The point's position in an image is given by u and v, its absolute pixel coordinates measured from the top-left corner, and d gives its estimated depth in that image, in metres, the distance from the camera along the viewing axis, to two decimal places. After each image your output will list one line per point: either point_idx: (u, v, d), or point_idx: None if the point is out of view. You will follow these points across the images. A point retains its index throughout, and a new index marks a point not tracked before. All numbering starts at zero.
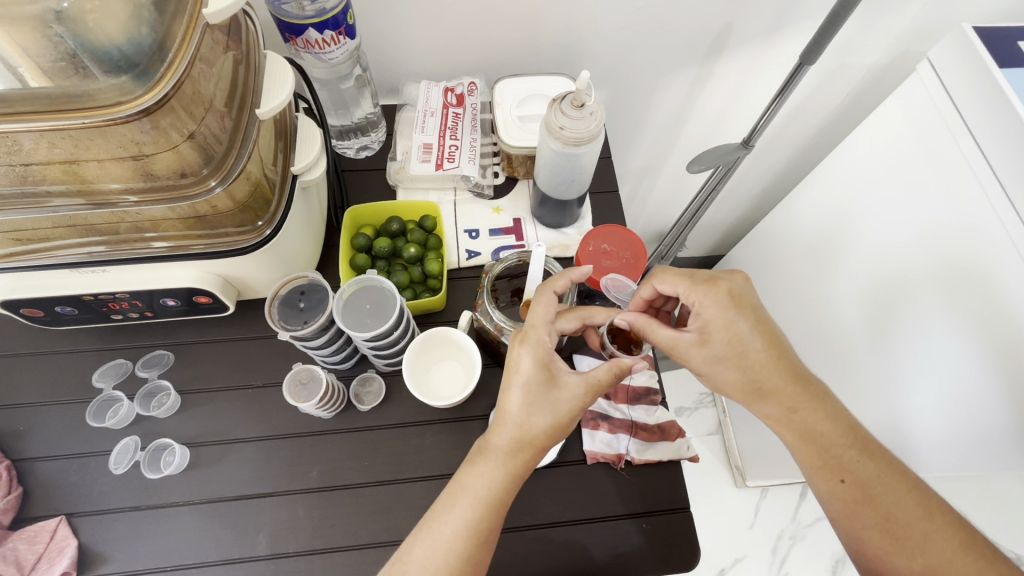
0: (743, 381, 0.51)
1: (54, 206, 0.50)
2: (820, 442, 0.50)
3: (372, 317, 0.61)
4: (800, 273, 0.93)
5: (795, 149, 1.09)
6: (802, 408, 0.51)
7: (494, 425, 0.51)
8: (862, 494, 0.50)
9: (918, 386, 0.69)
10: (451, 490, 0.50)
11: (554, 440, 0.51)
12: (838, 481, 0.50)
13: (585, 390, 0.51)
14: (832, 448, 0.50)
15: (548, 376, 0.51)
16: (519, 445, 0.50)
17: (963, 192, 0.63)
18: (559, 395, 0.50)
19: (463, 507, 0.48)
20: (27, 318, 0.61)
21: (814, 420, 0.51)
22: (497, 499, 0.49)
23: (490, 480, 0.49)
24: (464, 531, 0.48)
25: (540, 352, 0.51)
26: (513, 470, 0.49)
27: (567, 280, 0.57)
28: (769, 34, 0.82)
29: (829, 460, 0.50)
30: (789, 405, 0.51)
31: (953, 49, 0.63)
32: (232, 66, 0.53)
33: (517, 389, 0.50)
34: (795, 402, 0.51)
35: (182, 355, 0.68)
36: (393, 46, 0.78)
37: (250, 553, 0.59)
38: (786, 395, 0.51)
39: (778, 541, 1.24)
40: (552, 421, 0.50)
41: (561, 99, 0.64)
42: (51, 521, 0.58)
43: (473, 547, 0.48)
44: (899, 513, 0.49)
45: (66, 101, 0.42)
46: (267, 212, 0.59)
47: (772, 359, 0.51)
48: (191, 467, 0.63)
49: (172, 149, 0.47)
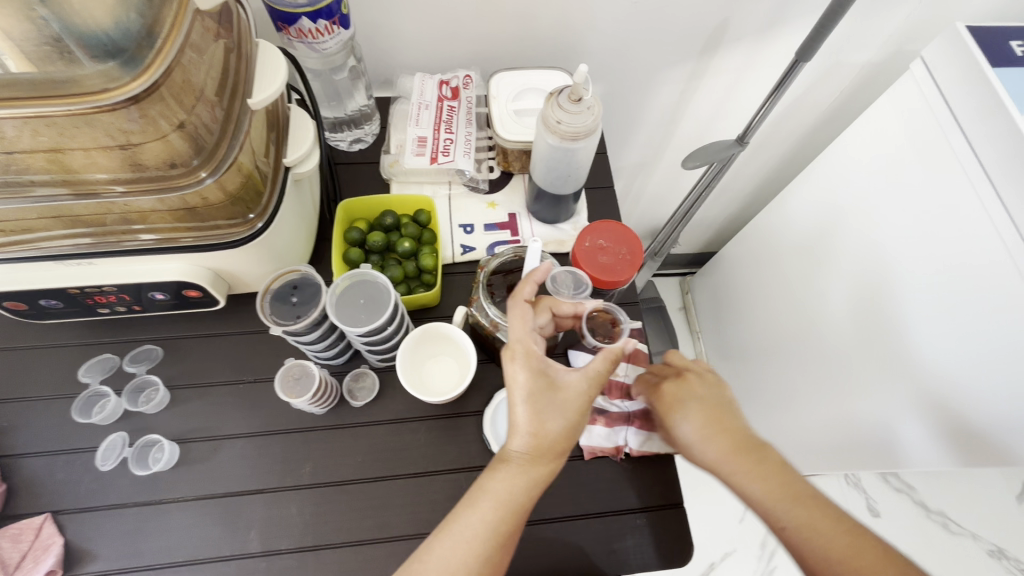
0: (698, 442, 0.58)
1: (38, 194, 0.49)
2: (760, 488, 0.53)
3: (366, 312, 0.60)
4: (792, 270, 0.94)
5: (788, 146, 1.09)
6: (741, 454, 0.55)
7: (508, 434, 0.52)
8: (805, 535, 0.50)
9: (891, 395, 0.72)
10: (470, 495, 0.49)
11: (571, 439, 0.51)
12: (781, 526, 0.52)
13: (588, 384, 0.52)
14: (766, 494, 0.53)
15: (548, 382, 0.51)
16: (538, 450, 0.50)
17: (954, 193, 0.63)
18: (565, 395, 0.51)
19: (483, 512, 0.48)
20: (11, 312, 0.60)
21: (752, 472, 0.54)
22: (519, 503, 0.49)
23: (511, 485, 0.49)
24: (485, 535, 0.47)
25: (533, 362, 0.51)
26: (536, 474, 0.50)
27: (532, 284, 0.56)
28: (765, 31, 0.82)
29: (773, 504, 0.52)
30: (727, 452, 0.56)
31: (947, 48, 0.63)
32: (222, 54, 0.52)
33: (521, 402, 0.50)
34: (734, 451, 0.56)
35: (171, 349, 0.67)
36: (388, 37, 0.77)
37: (241, 550, 0.58)
38: (725, 448, 0.56)
39: (766, 536, 1.25)
40: (564, 422, 0.51)
41: (558, 93, 0.63)
42: (36, 519, 0.57)
43: (493, 549, 0.47)
44: (841, 549, 0.49)
45: (50, 87, 0.41)
46: (259, 204, 0.58)
47: (714, 419, 0.58)
48: (181, 463, 0.62)
49: (161, 138, 0.46)
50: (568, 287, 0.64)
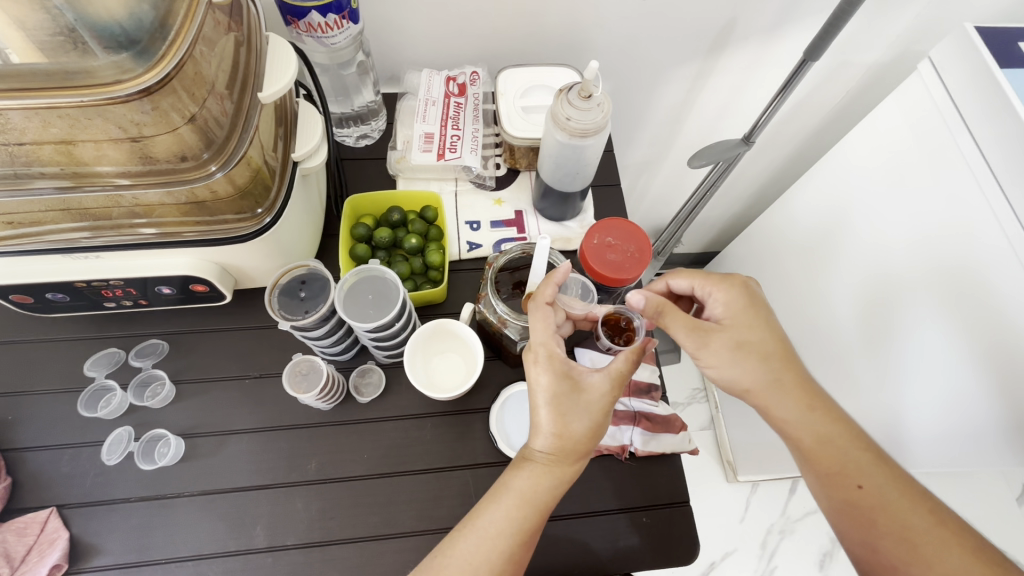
0: (763, 367, 0.53)
1: (36, 187, 0.48)
2: (828, 446, 0.51)
3: (374, 307, 0.60)
4: (796, 270, 0.94)
5: (793, 146, 1.09)
6: (817, 407, 0.53)
7: (532, 434, 0.52)
8: (882, 501, 0.49)
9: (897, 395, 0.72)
10: (494, 491, 0.50)
11: (594, 440, 0.51)
12: (856, 485, 0.50)
13: (611, 385, 0.51)
14: (844, 450, 0.51)
15: (572, 384, 0.51)
16: (561, 451, 0.50)
17: (961, 192, 0.63)
18: (589, 397, 0.51)
19: (506, 509, 0.49)
20: (18, 305, 0.60)
21: (829, 424, 0.52)
22: (542, 502, 0.49)
23: (535, 484, 0.49)
24: (508, 532, 0.48)
25: (556, 364, 0.51)
26: (559, 474, 0.50)
27: (552, 286, 0.56)
28: (773, 30, 0.82)
29: (841, 466, 0.51)
30: (803, 401, 0.53)
31: (955, 47, 0.63)
32: (233, 47, 0.52)
33: (544, 404, 0.51)
34: (809, 400, 0.53)
35: (177, 344, 0.67)
36: (395, 33, 0.76)
37: (247, 545, 0.58)
38: (799, 394, 0.53)
39: (767, 535, 1.25)
40: (588, 423, 0.50)
41: (568, 90, 0.63)
42: (42, 513, 0.57)
43: (514, 547, 0.48)
44: (915, 523, 0.48)
45: (64, 78, 0.41)
46: (267, 200, 0.57)
47: (784, 350, 0.54)
48: (186, 458, 0.61)
49: (172, 131, 0.46)
50: (575, 291, 0.65)
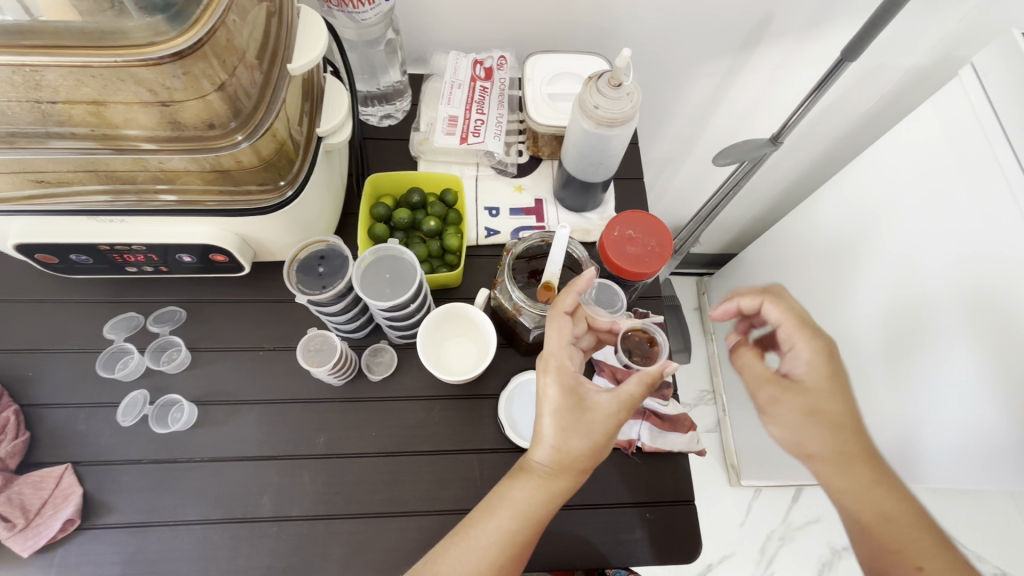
0: (834, 440, 0.51)
1: (52, 146, 0.49)
2: (888, 521, 0.50)
3: (391, 286, 0.61)
4: (816, 276, 0.92)
5: (822, 149, 1.07)
6: (879, 481, 0.51)
7: (534, 444, 0.52)
8: None
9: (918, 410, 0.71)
10: (491, 500, 0.51)
11: (596, 460, 0.50)
12: (914, 567, 0.48)
13: (618, 407, 0.50)
14: (904, 526, 0.50)
15: (578, 400, 0.50)
16: (560, 465, 0.50)
17: (993, 204, 0.61)
18: (593, 416, 0.50)
19: (502, 520, 0.49)
20: (42, 264, 0.61)
21: (885, 501, 0.50)
22: (535, 515, 0.49)
23: (529, 496, 0.49)
24: (500, 544, 0.49)
25: (566, 377, 0.51)
26: (556, 490, 0.49)
27: (574, 295, 0.54)
28: (811, 27, 0.79)
29: (900, 542, 0.49)
30: (870, 475, 0.51)
31: (1000, 57, 0.61)
32: (264, 17, 0.52)
33: (550, 415, 0.51)
34: (873, 475, 0.51)
35: (194, 312, 0.68)
36: (423, 13, 0.75)
37: (254, 513, 0.59)
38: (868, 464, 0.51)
39: (766, 542, 1.24)
40: (589, 444, 0.49)
41: (597, 77, 0.62)
42: (57, 469, 0.58)
43: (505, 559, 0.49)
44: None
45: (98, 38, 0.41)
46: (289, 172, 0.57)
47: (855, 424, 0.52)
48: (199, 425, 0.62)
49: (201, 98, 0.46)
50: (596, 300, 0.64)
